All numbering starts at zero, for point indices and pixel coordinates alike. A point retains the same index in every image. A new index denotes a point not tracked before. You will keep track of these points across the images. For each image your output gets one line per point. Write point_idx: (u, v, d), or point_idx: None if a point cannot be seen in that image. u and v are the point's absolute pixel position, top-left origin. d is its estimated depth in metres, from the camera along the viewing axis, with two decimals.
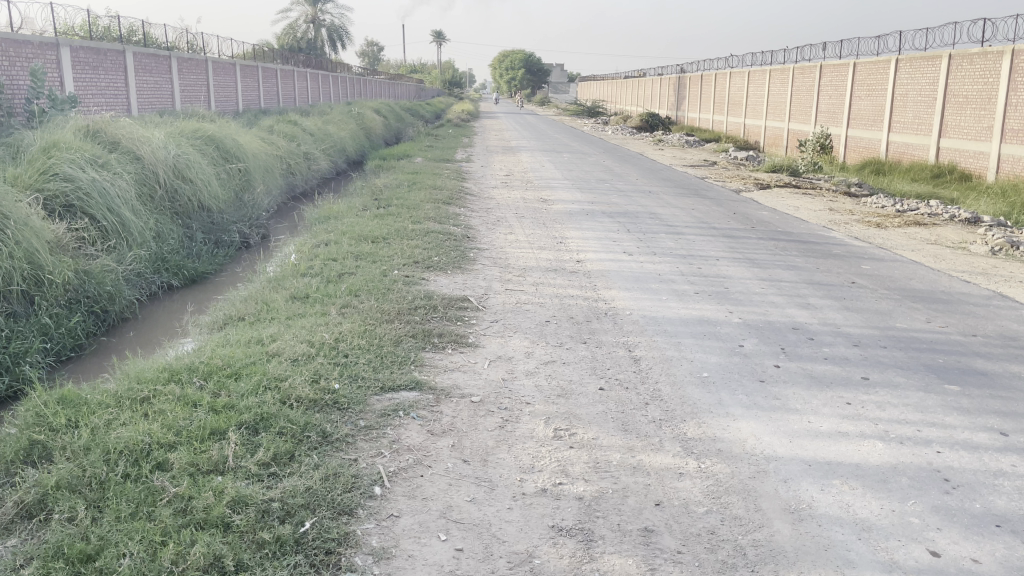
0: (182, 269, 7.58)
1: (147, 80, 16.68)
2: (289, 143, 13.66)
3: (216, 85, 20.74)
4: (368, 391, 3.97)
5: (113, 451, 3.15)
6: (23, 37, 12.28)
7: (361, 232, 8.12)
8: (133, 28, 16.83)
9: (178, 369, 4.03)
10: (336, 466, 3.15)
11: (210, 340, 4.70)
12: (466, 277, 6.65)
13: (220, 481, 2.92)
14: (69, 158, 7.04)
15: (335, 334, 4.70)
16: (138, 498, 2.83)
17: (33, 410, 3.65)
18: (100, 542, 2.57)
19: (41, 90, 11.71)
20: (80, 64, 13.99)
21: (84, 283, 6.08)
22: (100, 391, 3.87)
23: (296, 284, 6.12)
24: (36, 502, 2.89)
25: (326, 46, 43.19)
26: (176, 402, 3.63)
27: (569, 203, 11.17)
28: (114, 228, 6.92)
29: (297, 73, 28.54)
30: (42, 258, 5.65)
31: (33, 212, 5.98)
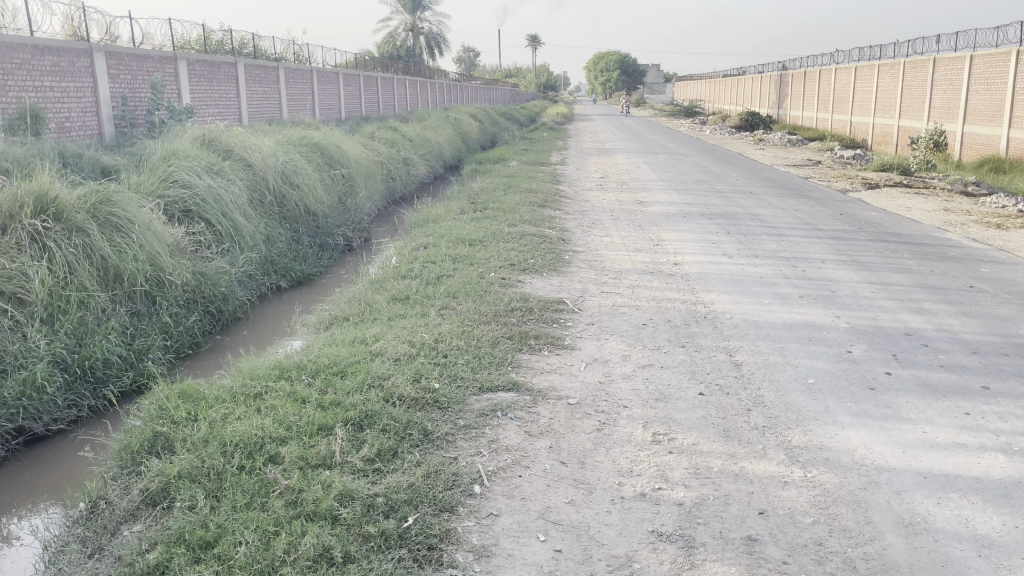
0: (290, 270, 7.86)
1: (257, 90, 17.46)
2: (389, 149, 14.02)
3: (320, 94, 21.52)
4: (467, 391, 4.04)
5: (229, 443, 3.31)
6: (145, 53, 13.11)
7: (458, 235, 8.25)
8: (244, 40, 17.67)
9: (287, 367, 4.20)
10: (437, 464, 3.21)
11: (317, 340, 4.88)
12: (561, 279, 6.66)
13: (328, 475, 3.03)
14: (187, 165, 7.48)
15: (434, 335, 4.79)
16: (252, 488, 2.97)
17: (157, 403, 3.88)
18: (217, 530, 2.71)
19: (160, 101, 12.49)
20: (195, 77, 14.79)
21: (201, 285, 6.42)
22: (217, 387, 4.07)
23: (397, 286, 6.28)
24: (159, 490, 3.08)
25: (424, 52, 43.99)
26: (287, 398, 3.79)
27: (666, 205, 11.01)
28: (227, 232, 7.30)
29: (396, 81, 29.29)
30: (163, 260, 6.03)
31: (155, 217, 6.39)
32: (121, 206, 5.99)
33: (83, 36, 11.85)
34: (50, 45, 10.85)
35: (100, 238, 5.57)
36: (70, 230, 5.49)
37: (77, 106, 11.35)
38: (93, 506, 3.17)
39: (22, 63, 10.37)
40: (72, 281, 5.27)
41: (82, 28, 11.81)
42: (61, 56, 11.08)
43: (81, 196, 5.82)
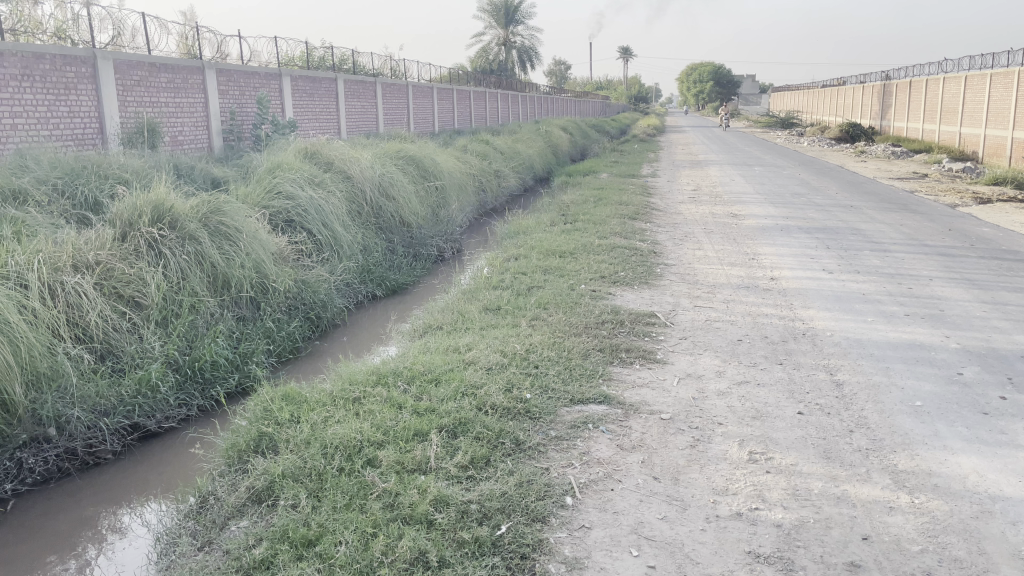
0: (385, 279, 8.05)
1: (355, 104, 18.03)
2: (481, 161, 14.22)
3: (415, 107, 22.04)
4: (558, 402, 4.04)
5: (330, 446, 3.43)
6: (252, 70, 13.75)
7: (549, 246, 8.28)
8: (344, 56, 18.28)
9: (384, 373, 4.31)
10: (529, 474, 3.23)
11: (412, 347, 4.99)
12: (653, 293, 6.60)
13: (424, 480, 3.09)
14: (290, 177, 7.82)
15: (526, 345, 4.83)
16: (351, 490, 3.06)
17: (262, 404, 4.05)
18: (319, 529, 2.81)
19: (266, 116, 13.07)
20: (298, 92, 15.39)
21: (302, 292, 6.67)
22: (318, 390, 4.22)
23: (488, 296, 6.35)
24: (264, 488, 3.22)
25: (516, 66, 44.38)
26: (384, 403, 3.89)
27: (762, 218, 10.75)
28: (326, 242, 7.58)
29: (489, 94, 29.71)
30: (267, 268, 6.31)
31: (261, 227, 6.69)
32: (230, 216, 6.31)
33: (196, 54, 12.52)
34: (166, 63, 11.51)
35: (211, 247, 5.88)
36: (184, 238, 5.83)
37: (190, 121, 12.07)
38: (202, 501, 3.34)
39: (140, 80, 11.04)
40: (184, 287, 5.58)
41: (195, 47, 12.47)
42: (176, 73, 11.74)
43: (195, 206, 6.17)
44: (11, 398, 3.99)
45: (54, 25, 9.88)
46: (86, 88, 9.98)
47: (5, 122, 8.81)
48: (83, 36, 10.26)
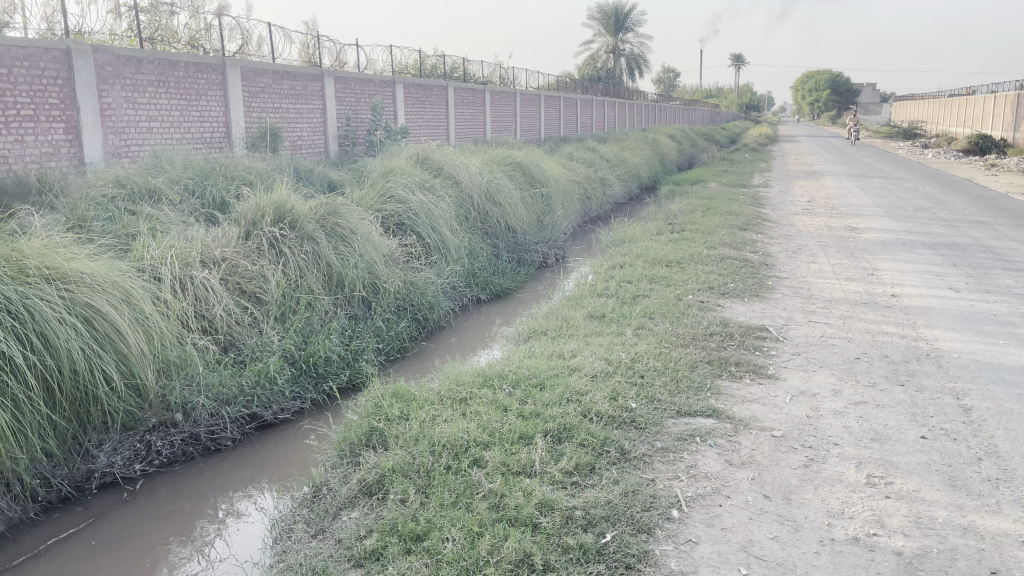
0: (490, 283, 8.13)
1: (465, 111, 18.36)
2: (587, 169, 14.20)
3: (522, 114, 22.24)
4: (664, 413, 3.97)
5: (438, 444, 3.50)
6: (368, 77, 14.22)
7: (655, 255, 8.18)
8: (455, 64, 18.65)
9: (490, 376, 4.36)
10: (635, 484, 3.18)
11: (517, 351, 5.03)
12: (764, 306, 6.41)
13: (529, 483, 3.10)
14: (402, 182, 8.07)
15: (632, 354, 4.78)
16: (458, 488, 3.11)
17: (373, 400, 4.18)
18: (427, 524, 2.87)
19: (379, 122, 13.48)
20: (410, 99, 15.81)
21: (410, 293, 6.83)
22: (426, 389, 4.30)
23: (593, 303, 6.33)
24: (375, 482, 3.32)
25: (624, 73, 44.10)
26: (490, 405, 3.93)
27: (881, 232, 10.27)
28: (435, 245, 7.75)
29: (596, 101, 29.66)
30: (379, 268, 6.50)
31: (374, 229, 6.92)
32: (346, 218, 6.56)
33: (316, 62, 13.05)
34: (289, 71, 12.06)
35: (327, 247, 6.13)
36: (302, 238, 6.10)
37: (308, 126, 12.61)
38: (316, 490, 3.47)
39: (264, 87, 11.60)
40: (301, 285, 5.84)
41: (316, 55, 13.00)
42: (297, 80, 12.27)
43: (313, 207, 6.44)
44: (144, 383, 4.24)
45: (188, 34, 10.51)
46: (215, 95, 10.60)
47: (142, 125, 9.44)
48: (214, 45, 10.88)
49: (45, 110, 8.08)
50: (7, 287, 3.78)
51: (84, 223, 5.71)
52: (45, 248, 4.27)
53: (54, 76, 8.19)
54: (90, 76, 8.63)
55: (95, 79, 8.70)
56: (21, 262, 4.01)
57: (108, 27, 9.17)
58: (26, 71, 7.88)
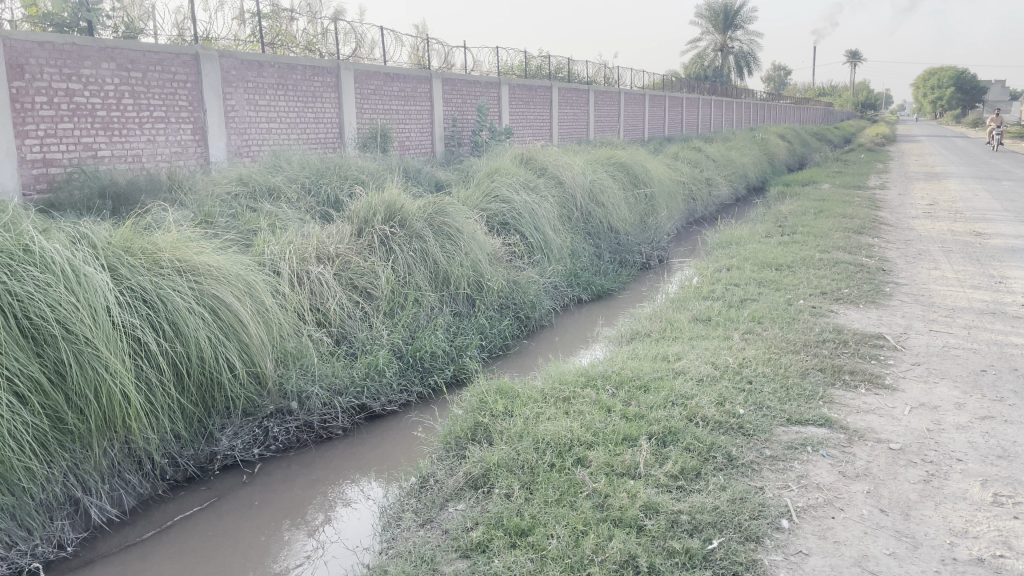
0: (592, 283, 8.09)
1: (568, 111, 18.38)
2: (693, 170, 13.95)
3: (626, 114, 22.05)
4: (774, 421, 3.87)
5: (542, 441, 3.54)
6: (474, 78, 14.45)
7: (764, 259, 7.96)
8: (560, 64, 18.71)
9: (593, 376, 4.37)
10: (743, 491, 3.12)
11: (621, 352, 5.01)
12: (881, 313, 6.14)
13: (633, 485, 3.09)
14: (507, 182, 8.18)
15: (739, 359, 4.68)
16: (562, 486, 3.14)
17: (478, 396, 4.25)
18: (531, 520, 2.91)
19: (484, 123, 13.67)
20: (515, 100, 15.96)
21: (513, 292, 6.89)
22: (529, 386, 4.35)
23: (699, 306, 6.22)
24: (480, 476, 3.39)
25: (732, 72, 43.02)
26: (594, 405, 3.93)
27: (1011, 238, 9.64)
28: (538, 244, 7.81)
29: (702, 100, 29.08)
30: (483, 267, 6.60)
31: (479, 228, 7.03)
32: (452, 216, 6.69)
33: (425, 64, 13.35)
34: (399, 73, 12.39)
35: (434, 245, 6.29)
36: (411, 237, 6.29)
37: (416, 127, 12.92)
38: (423, 481, 3.57)
39: (375, 88, 11.97)
40: (409, 281, 6.01)
41: (425, 57, 13.30)
42: (407, 82, 12.60)
43: (421, 206, 6.63)
44: (263, 370, 4.47)
45: (305, 39, 10.95)
46: (329, 97, 11.01)
47: (263, 126, 9.92)
48: (330, 49, 11.31)
49: (176, 111, 8.62)
50: (144, 277, 4.07)
51: (211, 218, 6.07)
52: (177, 242, 4.56)
53: (184, 80, 8.71)
54: (217, 79, 9.13)
55: (221, 82, 9.19)
56: (156, 254, 4.30)
57: (233, 33, 9.66)
58: (159, 74, 8.42)
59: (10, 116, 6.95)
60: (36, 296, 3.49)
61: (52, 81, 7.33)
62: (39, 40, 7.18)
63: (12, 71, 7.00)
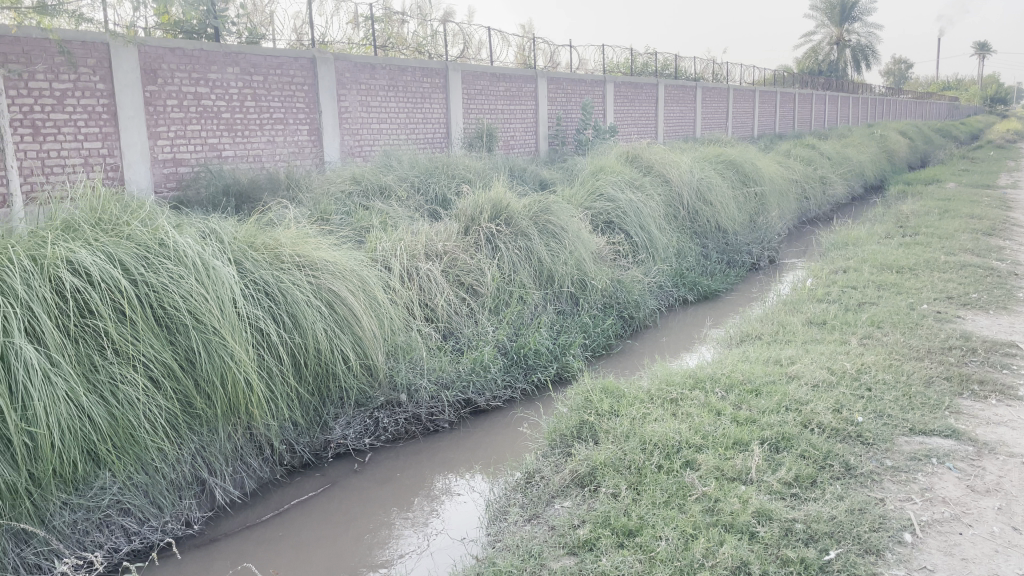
0: (699, 284, 7.91)
1: (675, 108, 18.08)
2: (806, 168, 13.46)
3: (735, 110, 21.49)
4: (895, 430, 3.69)
5: (649, 442, 3.49)
6: (579, 77, 14.42)
7: (883, 261, 7.59)
8: (667, 61, 18.42)
9: (702, 378, 4.28)
10: (861, 502, 2.98)
11: (730, 354, 4.89)
12: (1013, 320, 5.75)
13: (745, 490, 3.01)
14: (612, 181, 8.13)
15: (856, 365, 4.48)
16: (671, 488, 3.09)
17: (584, 394, 4.24)
18: (639, 521, 2.89)
19: (589, 121, 13.61)
20: (621, 98, 15.82)
21: (618, 291, 6.83)
22: (636, 386, 4.30)
23: (813, 309, 6.00)
24: (587, 474, 3.39)
25: (848, 66, 41.25)
26: (702, 407, 3.86)
27: None
28: (644, 243, 7.72)
29: (816, 96, 28.02)
30: (587, 266, 6.58)
31: (584, 226, 7.02)
32: (556, 215, 6.71)
33: (531, 64, 13.43)
34: (505, 73, 12.50)
35: (539, 243, 6.34)
36: (516, 234, 6.35)
37: (520, 126, 13.01)
38: (528, 477, 3.61)
39: (481, 89, 12.12)
40: (514, 279, 6.07)
41: (531, 57, 13.38)
42: (513, 82, 12.71)
43: (526, 205, 6.69)
44: (374, 363, 4.60)
45: (415, 41, 11.21)
46: (437, 98, 11.23)
47: (374, 127, 10.21)
48: (438, 51, 11.54)
49: (293, 113, 9.00)
50: (266, 271, 4.27)
51: (326, 216, 6.30)
52: (297, 238, 4.76)
53: (301, 82, 9.08)
54: (332, 81, 9.46)
55: (335, 84, 9.52)
56: (278, 249, 4.51)
57: (347, 36, 10.00)
58: (278, 78, 8.81)
59: (144, 119, 7.43)
60: (170, 287, 3.72)
61: (182, 85, 7.78)
62: (171, 46, 7.64)
63: (146, 76, 7.47)
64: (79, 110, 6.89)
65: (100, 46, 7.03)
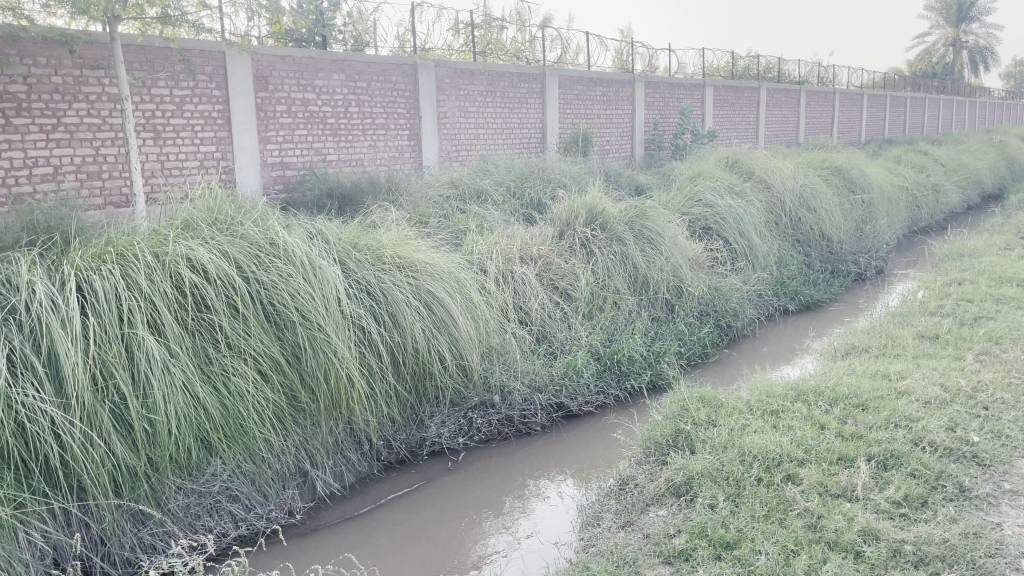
0: (800, 293, 7.65)
1: (777, 113, 17.59)
2: (917, 174, 12.85)
3: (841, 115, 20.72)
4: (1015, 452, 3.47)
5: (748, 453, 3.41)
6: (678, 81, 14.23)
7: (1002, 273, 7.16)
8: (769, 64, 17.95)
9: (804, 390, 4.14)
10: (977, 525, 2.82)
11: (834, 367, 4.72)
12: None
13: (850, 508, 2.90)
14: (711, 187, 7.99)
15: (973, 382, 4.24)
16: (771, 502, 3.01)
17: (680, 402, 4.18)
18: (737, 534, 2.83)
19: (687, 126, 13.40)
20: (720, 102, 15.52)
21: (715, 299, 6.69)
22: (735, 396, 4.20)
23: (924, 322, 5.72)
24: (683, 483, 3.34)
25: (965, 68, 39.15)
26: (804, 420, 3.74)
27: None
28: (743, 250, 7.54)
29: (929, 99, 26.70)
30: (684, 272, 6.48)
31: (681, 232, 6.92)
32: (652, 220, 6.64)
33: (629, 68, 13.34)
34: (602, 78, 12.46)
35: (634, 249, 6.28)
36: (612, 239, 6.32)
37: (616, 131, 12.94)
38: (622, 483, 3.60)
39: (578, 93, 12.13)
40: (609, 284, 6.04)
41: (629, 61, 13.28)
42: (610, 87, 12.66)
43: (622, 210, 6.65)
44: (469, 364, 4.65)
45: (514, 46, 11.32)
46: (534, 103, 11.30)
47: (472, 132, 10.37)
48: (536, 56, 11.61)
49: (394, 118, 9.24)
50: (368, 271, 4.40)
51: (425, 219, 6.44)
52: (398, 240, 4.88)
53: (403, 88, 9.31)
54: (432, 87, 9.66)
55: (436, 90, 9.72)
56: (380, 250, 4.63)
57: (447, 43, 10.19)
58: (381, 84, 9.05)
59: (255, 124, 7.78)
60: (279, 285, 3.88)
61: (291, 91, 8.11)
62: (281, 54, 7.97)
63: (258, 83, 7.82)
64: (196, 115, 7.28)
65: (217, 55, 7.41)
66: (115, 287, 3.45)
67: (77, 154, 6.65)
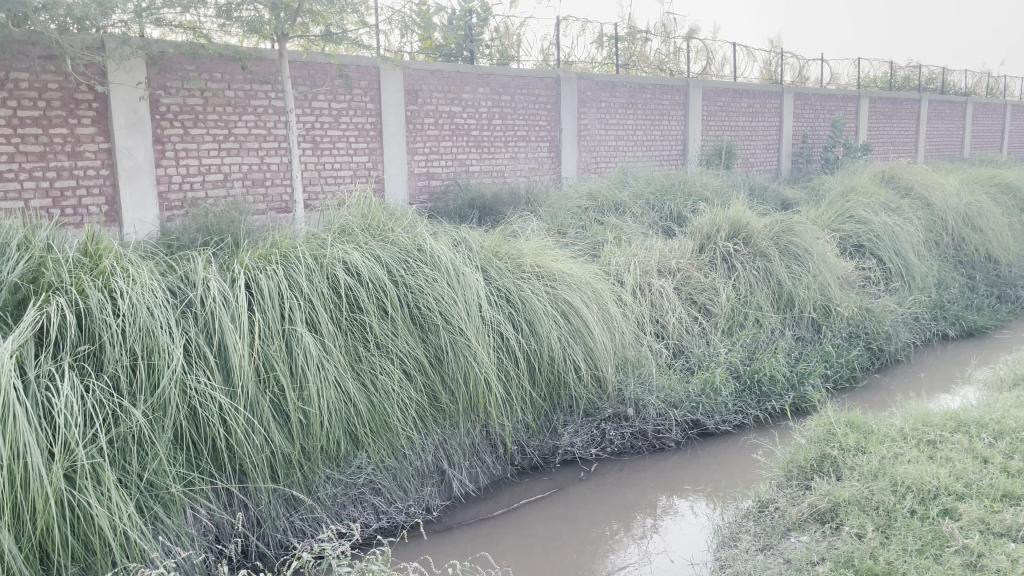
0: (962, 318, 7.12)
1: (939, 126, 16.50)
2: None
3: (1013, 128, 19.17)
4: None
5: (901, 484, 3.22)
6: (830, 92, 13.64)
7: None
8: (932, 75, 16.87)
9: (966, 421, 3.87)
10: None
11: (1000, 398, 4.37)
12: None
13: (1016, 548, 2.67)
14: (865, 204, 7.62)
15: None
16: (925, 537, 2.84)
17: (826, 426, 4.00)
18: (887, 565, 2.69)
19: (839, 139, 12.81)
20: (876, 114, 14.74)
21: (866, 320, 6.35)
22: (887, 423, 3.98)
23: None
24: (828, 509, 3.23)
25: None
26: (965, 453, 3.49)
27: None
28: (898, 270, 7.13)
29: None
30: (832, 291, 6.20)
31: (830, 249, 6.63)
32: (800, 236, 6.39)
33: (777, 79, 12.93)
34: (748, 89, 12.15)
35: (779, 265, 6.07)
36: (755, 255, 6.15)
37: (762, 143, 12.56)
38: (762, 505, 3.54)
39: (723, 105, 11.88)
40: (751, 301, 5.88)
41: (777, 72, 12.87)
42: (756, 99, 12.31)
43: (767, 225, 6.45)
44: (603, 375, 4.66)
45: (658, 58, 11.23)
46: (676, 115, 11.17)
47: (612, 144, 10.37)
48: (680, 67, 11.46)
49: (536, 130, 9.40)
50: (508, 279, 4.50)
51: (564, 229, 6.51)
52: (538, 250, 4.97)
53: (545, 101, 9.45)
54: (574, 100, 9.75)
55: (577, 103, 9.80)
56: (520, 259, 4.74)
57: (590, 56, 10.26)
58: (525, 97, 9.23)
59: (404, 136, 8.12)
60: (425, 289, 4.04)
61: (439, 104, 8.41)
62: (431, 69, 8.29)
63: (409, 96, 8.17)
64: (352, 127, 7.69)
65: (372, 70, 7.80)
66: (278, 286, 3.70)
67: (245, 162, 7.19)
